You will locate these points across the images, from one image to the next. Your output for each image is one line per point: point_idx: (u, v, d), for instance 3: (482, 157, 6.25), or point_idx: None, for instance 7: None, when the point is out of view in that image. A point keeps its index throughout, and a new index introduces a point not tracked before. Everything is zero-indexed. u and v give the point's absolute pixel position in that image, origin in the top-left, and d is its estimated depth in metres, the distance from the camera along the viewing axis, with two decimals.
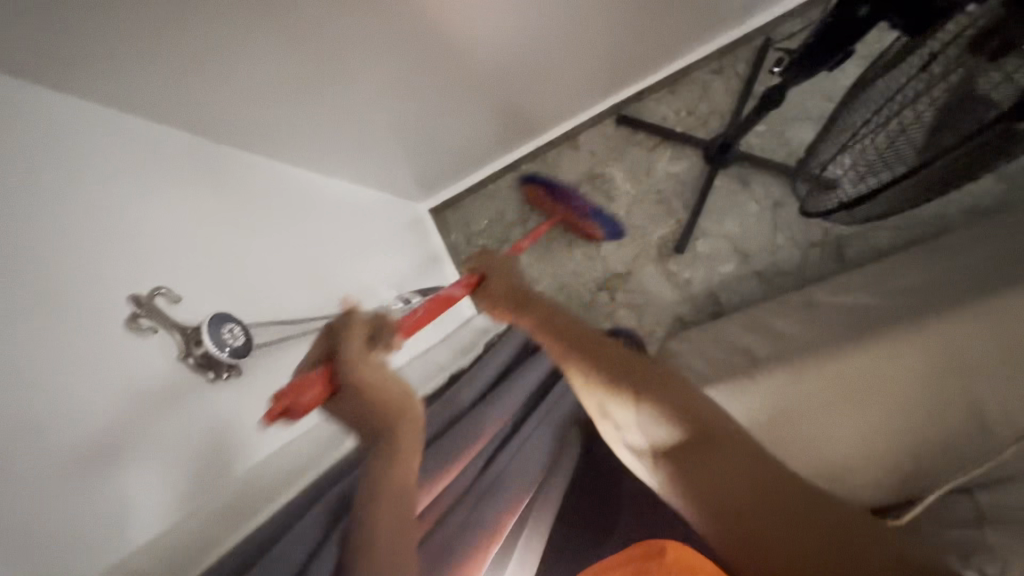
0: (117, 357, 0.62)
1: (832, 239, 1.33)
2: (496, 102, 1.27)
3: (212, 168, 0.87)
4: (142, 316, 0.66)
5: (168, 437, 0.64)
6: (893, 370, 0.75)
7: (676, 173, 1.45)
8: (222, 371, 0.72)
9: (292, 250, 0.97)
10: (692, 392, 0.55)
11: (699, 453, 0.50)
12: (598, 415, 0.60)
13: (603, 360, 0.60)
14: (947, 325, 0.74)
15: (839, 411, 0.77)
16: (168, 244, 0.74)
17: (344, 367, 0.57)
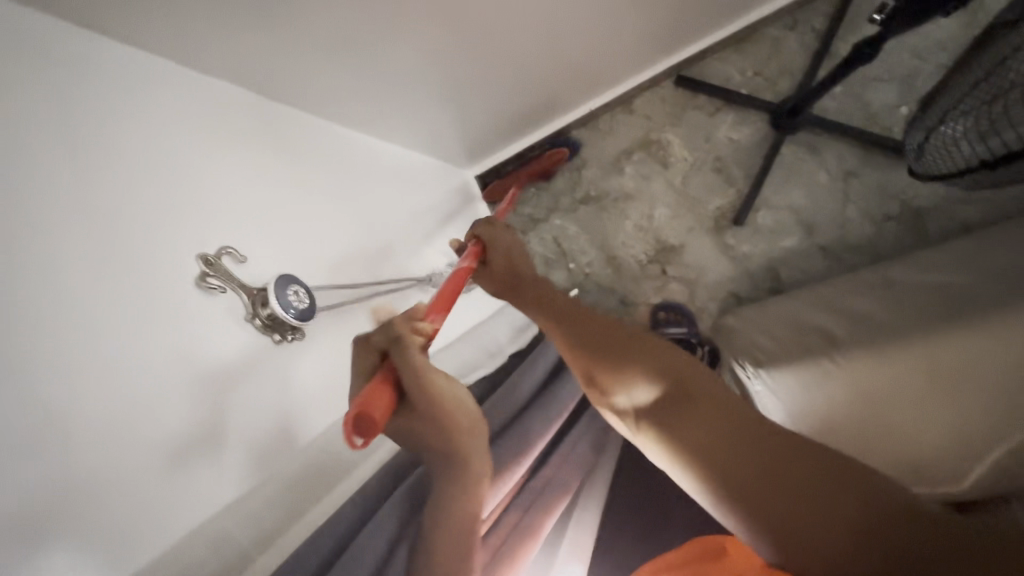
0: (193, 317, 0.63)
1: (910, 213, 1.23)
2: (551, 60, 1.20)
3: (270, 130, 0.86)
4: (211, 275, 0.66)
5: (244, 399, 0.65)
6: (1000, 355, 0.68)
7: (738, 140, 1.36)
8: (287, 334, 0.72)
9: (346, 215, 0.96)
10: (678, 358, 0.53)
11: (682, 413, 0.48)
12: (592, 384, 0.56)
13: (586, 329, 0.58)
14: None
15: (931, 400, 0.70)
16: (231, 207, 0.74)
17: (407, 380, 0.50)
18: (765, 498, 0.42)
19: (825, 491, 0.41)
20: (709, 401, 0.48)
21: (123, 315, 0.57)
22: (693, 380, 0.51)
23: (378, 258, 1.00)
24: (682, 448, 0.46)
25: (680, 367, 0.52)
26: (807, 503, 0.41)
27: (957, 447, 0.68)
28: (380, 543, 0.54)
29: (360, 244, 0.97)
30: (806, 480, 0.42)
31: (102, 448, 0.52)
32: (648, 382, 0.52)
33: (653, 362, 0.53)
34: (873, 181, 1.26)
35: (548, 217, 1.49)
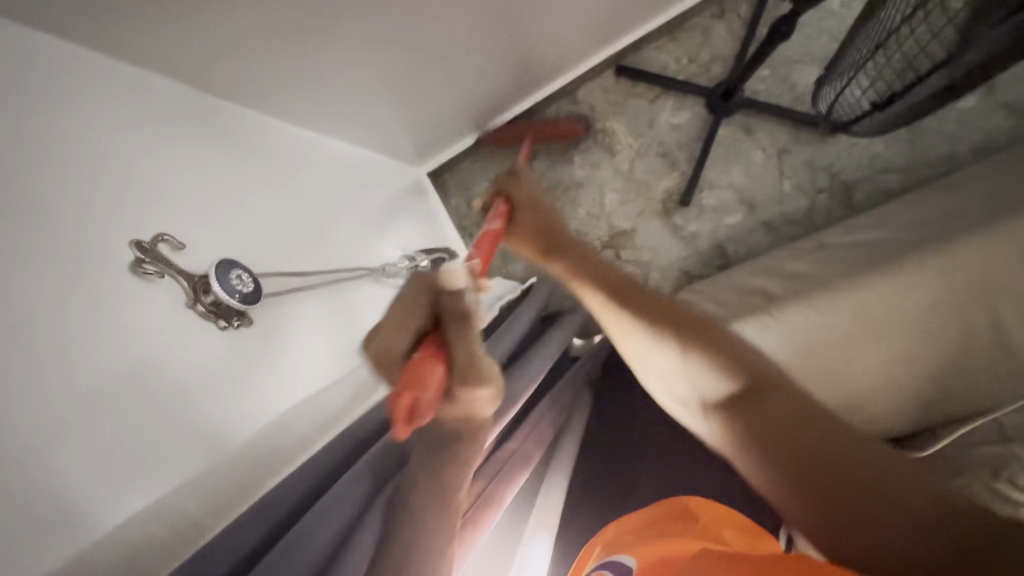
0: (128, 306, 0.62)
1: (839, 185, 1.31)
2: (492, 54, 1.22)
3: (208, 122, 0.83)
4: (148, 261, 0.64)
5: (185, 385, 0.64)
6: (916, 298, 0.73)
7: (678, 126, 1.41)
8: (233, 319, 0.70)
9: (293, 209, 0.95)
10: (738, 345, 0.55)
11: (748, 404, 0.51)
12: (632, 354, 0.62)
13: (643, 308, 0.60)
14: (971, 245, 0.72)
15: (858, 342, 0.74)
16: (166, 197, 0.72)
17: (457, 373, 0.48)
18: (821, 495, 0.44)
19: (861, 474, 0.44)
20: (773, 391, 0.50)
21: (46, 308, 0.55)
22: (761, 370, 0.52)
23: (328, 251, 0.99)
24: (742, 431, 0.50)
25: (730, 344, 0.55)
26: (844, 478, 0.44)
27: (880, 381, 0.73)
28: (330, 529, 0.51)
29: (310, 238, 0.96)
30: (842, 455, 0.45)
31: (32, 442, 0.50)
32: (711, 368, 0.54)
33: (706, 341, 0.56)
34: (805, 157, 1.34)
35: None
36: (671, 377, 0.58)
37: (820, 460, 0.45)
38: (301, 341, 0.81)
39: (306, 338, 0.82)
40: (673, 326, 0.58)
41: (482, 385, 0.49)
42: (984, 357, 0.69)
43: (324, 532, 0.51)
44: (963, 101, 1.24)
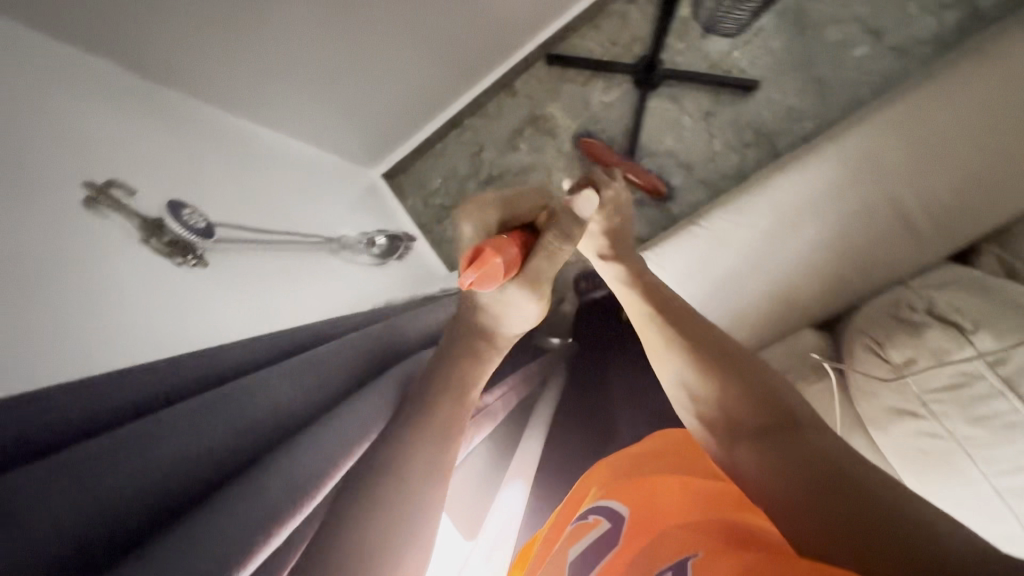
0: (84, 232, 0.60)
1: (763, 137, 1.42)
2: (427, 51, 1.31)
3: (152, 96, 0.83)
4: (101, 199, 0.63)
5: (150, 297, 0.63)
6: (816, 187, 0.80)
7: (611, 103, 1.51)
8: (191, 255, 0.68)
9: (248, 183, 0.96)
10: (773, 382, 0.57)
11: (768, 430, 0.52)
12: (656, 351, 0.65)
13: (689, 334, 0.63)
14: (853, 136, 0.80)
15: (776, 233, 0.81)
16: (115, 149, 0.71)
17: (530, 262, 0.57)
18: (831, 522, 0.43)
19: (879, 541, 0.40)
20: (800, 425, 0.52)
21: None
22: (790, 409, 0.54)
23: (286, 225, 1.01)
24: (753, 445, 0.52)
25: (755, 377, 0.58)
26: (856, 524, 0.41)
27: (801, 267, 0.79)
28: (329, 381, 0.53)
29: (266, 211, 0.96)
30: (852, 495, 0.43)
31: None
32: (733, 389, 0.57)
33: (723, 360, 0.60)
34: (729, 117, 1.45)
35: (458, 203, 1.58)
36: (697, 390, 0.60)
37: (821, 482, 0.45)
38: (265, 285, 0.81)
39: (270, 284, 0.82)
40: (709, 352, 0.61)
41: (533, 293, 0.57)
42: (884, 233, 0.77)
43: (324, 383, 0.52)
44: (858, 50, 1.37)
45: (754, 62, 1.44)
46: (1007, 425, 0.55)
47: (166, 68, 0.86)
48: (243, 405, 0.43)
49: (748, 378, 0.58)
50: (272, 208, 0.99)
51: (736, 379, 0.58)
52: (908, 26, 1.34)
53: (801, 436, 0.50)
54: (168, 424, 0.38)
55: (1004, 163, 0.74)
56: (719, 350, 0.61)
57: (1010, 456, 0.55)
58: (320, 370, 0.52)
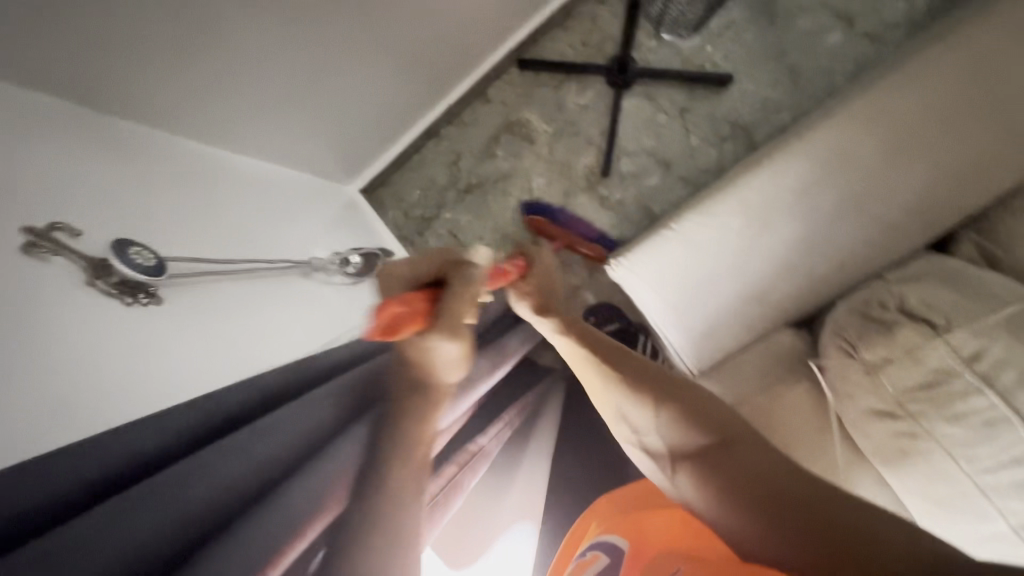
0: (21, 282, 0.58)
1: (740, 131, 1.41)
2: (394, 64, 1.29)
3: (104, 132, 0.81)
4: (42, 244, 0.61)
5: (98, 350, 0.61)
6: (788, 183, 0.78)
7: (585, 105, 1.50)
8: (141, 295, 0.68)
9: (212, 212, 0.94)
10: (707, 403, 0.61)
11: (715, 454, 0.57)
12: (597, 395, 0.66)
13: (631, 372, 0.64)
14: (824, 128, 0.78)
15: (749, 233, 0.78)
16: (59, 191, 0.69)
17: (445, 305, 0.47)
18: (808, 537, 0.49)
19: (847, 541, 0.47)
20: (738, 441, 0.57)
21: None
22: (727, 426, 0.58)
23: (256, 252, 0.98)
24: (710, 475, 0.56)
25: (693, 401, 0.61)
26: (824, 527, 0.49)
27: (774, 266, 0.78)
28: (293, 431, 0.48)
29: (231, 240, 0.94)
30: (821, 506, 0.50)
31: None
32: (680, 422, 0.60)
33: (669, 394, 0.62)
34: (705, 112, 1.43)
35: (439, 213, 1.56)
36: (649, 431, 0.62)
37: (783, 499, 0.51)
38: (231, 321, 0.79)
39: (236, 320, 0.79)
40: (650, 387, 0.62)
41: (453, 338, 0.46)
42: (857, 228, 0.76)
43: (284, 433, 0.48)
44: (831, 37, 1.36)
45: (726, 55, 1.42)
46: (983, 420, 0.54)
47: (122, 96, 0.84)
48: (219, 463, 0.43)
49: (688, 407, 0.60)
50: (239, 236, 0.97)
51: (679, 412, 0.60)
52: (879, 11, 1.32)
53: (740, 454, 0.56)
54: (131, 507, 0.39)
55: (971, 150, 0.74)
56: (659, 382, 0.63)
57: (989, 453, 0.54)
58: (286, 417, 0.49)
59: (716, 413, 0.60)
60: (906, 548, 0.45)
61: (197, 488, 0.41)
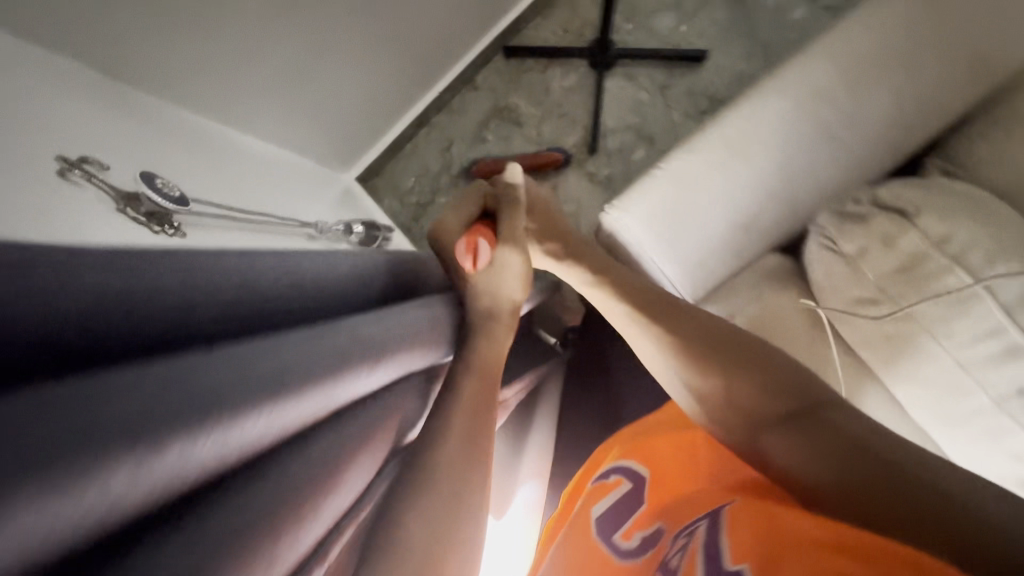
0: (55, 199, 0.52)
1: (717, 103, 1.48)
2: (388, 49, 1.35)
3: (118, 93, 0.82)
4: (75, 170, 0.56)
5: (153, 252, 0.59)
6: (766, 118, 0.83)
7: (570, 87, 1.57)
8: (167, 227, 0.62)
9: (223, 176, 0.94)
10: (780, 363, 0.59)
11: (793, 420, 0.54)
12: (646, 353, 0.67)
13: (687, 330, 0.64)
14: (795, 65, 0.84)
15: (735, 167, 0.83)
16: (81, 128, 0.64)
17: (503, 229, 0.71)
18: (864, 497, 0.46)
19: (902, 502, 0.44)
20: (822, 407, 0.54)
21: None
22: (808, 390, 0.56)
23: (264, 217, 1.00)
24: (783, 438, 0.54)
25: (764, 362, 0.60)
26: (881, 487, 0.45)
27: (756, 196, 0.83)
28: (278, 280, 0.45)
29: (242, 201, 0.94)
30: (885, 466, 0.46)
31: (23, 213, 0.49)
32: (751, 383, 0.58)
33: (731, 352, 0.61)
34: (684, 88, 1.51)
35: (433, 198, 1.61)
36: (710, 387, 0.61)
37: (854, 458, 0.48)
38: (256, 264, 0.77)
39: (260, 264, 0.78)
40: (710, 346, 0.62)
41: (516, 253, 0.70)
42: (828, 156, 0.82)
43: (260, 280, 0.44)
44: (796, 13, 1.45)
45: (700, 33, 1.51)
46: (954, 297, 0.59)
47: (139, 70, 0.86)
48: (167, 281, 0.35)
49: (759, 368, 0.59)
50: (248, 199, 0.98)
51: (749, 373, 0.59)
52: None
53: (825, 421, 0.53)
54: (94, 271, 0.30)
55: (928, 78, 0.80)
56: (722, 341, 0.63)
57: (964, 328, 0.59)
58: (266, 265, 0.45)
59: (796, 377, 0.58)
60: (947, 506, 0.42)
61: (148, 277, 0.34)
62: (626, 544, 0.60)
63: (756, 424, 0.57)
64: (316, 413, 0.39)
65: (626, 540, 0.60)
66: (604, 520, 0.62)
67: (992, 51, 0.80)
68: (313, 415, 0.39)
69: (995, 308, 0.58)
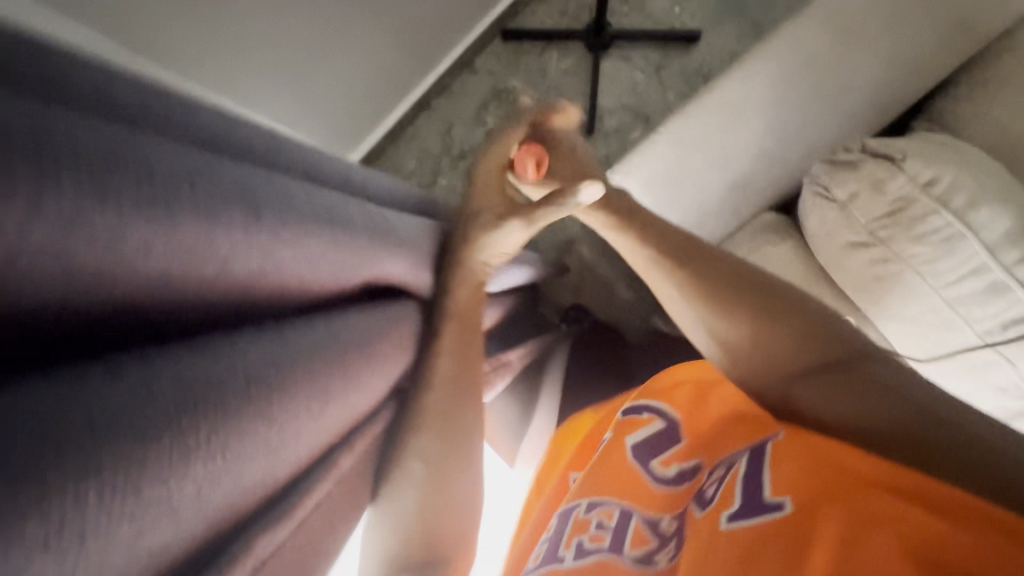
0: None
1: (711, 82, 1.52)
2: (392, 31, 1.37)
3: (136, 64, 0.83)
4: None
5: None
6: (760, 80, 0.86)
7: (568, 68, 1.60)
8: None
9: None
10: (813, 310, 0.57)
11: (836, 372, 0.54)
12: (676, 305, 0.62)
13: (720, 280, 0.59)
14: (787, 30, 0.87)
15: (730, 129, 0.86)
16: None
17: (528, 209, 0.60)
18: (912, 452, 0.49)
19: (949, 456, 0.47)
20: (864, 359, 0.54)
21: None
22: (846, 341, 0.55)
23: None
24: (829, 395, 0.54)
25: (798, 311, 0.57)
26: (928, 446, 0.48)
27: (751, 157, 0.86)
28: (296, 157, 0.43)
29: None
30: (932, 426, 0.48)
31: None
32: (792, 337, 0.56)
33: (766, 302, 0.58)
34: (678, 67, 1.55)
35: (435, 180, 1.64)
36: (744, 341, 0.58)
37: (902, 417, 0.49)
38: None
39: None
40: (746, 298, 0.58)
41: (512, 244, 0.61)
42: (816, 117, 0.87)
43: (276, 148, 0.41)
44: None
45: (693, 14, 1.54)
46: (940, 238, 0.63)
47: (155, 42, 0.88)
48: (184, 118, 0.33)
49: (797, 320, 0.56)
50: None
51: (788, 327, 0.56)
52: None
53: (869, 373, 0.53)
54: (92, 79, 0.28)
55: (913, 41, 0.84)
56: (753, 289, 0.58)
57: (950, 266, 0.63)
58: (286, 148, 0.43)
59: (830, 324, 0.56)
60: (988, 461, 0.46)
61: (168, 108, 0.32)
62: (664, 472, 0.60)
63: (789, 375, 0.56)
64: (331, 274, 0.36)
65: (662, 470, 0.60)
66: (637, 452, 0.61)
67: (972, 15, 0.84)
68: (330, 274, 0.36)
69: (978, 247, 0.62)
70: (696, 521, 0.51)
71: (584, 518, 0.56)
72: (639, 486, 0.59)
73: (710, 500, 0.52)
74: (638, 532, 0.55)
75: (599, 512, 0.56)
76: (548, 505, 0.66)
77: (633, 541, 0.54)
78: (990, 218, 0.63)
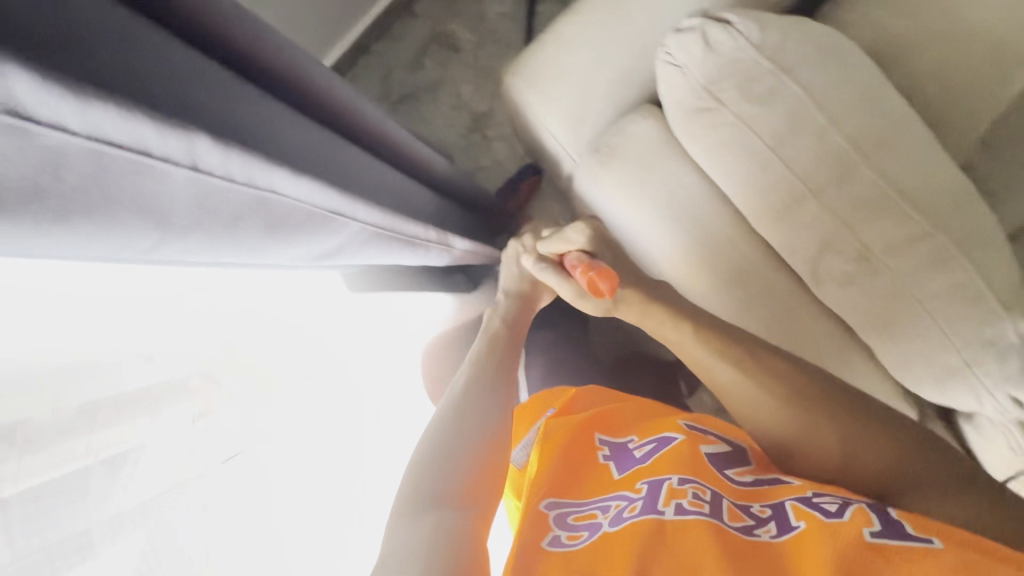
0: None
1: None
2: None
3: None
4: None
5: None
6: None
7: (505, 13, 1.63)
8: None
9: None
10: (891, 423, 0.61)
11: (936, 478, 0.58)
12: (760, 409, 0.65)
13: (806, 390, 0.63)
14: None
15: (614, 27, 0.86)
16: None
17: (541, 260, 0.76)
18: None
19: None
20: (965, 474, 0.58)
21: None
22: (934, 450, 0.60)
23: None
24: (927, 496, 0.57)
25: (885, 422, 0.61)
26: None
27: (636, 51, 0.87)
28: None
29: None
30: None
31: None
32: (885, 443, 0.60)
33: (855, 417, 0.61)
34: None
35: None
36: (832, 445, 0.61)
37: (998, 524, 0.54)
38: None
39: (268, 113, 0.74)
40: (839, 411, 0.62)
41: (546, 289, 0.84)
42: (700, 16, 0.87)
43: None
44: None
45: None
46: (778, 97, 0.65)
47: None
48: None
49: (885, 431, 0.60)
50: None
51: (877, 435, 0.60)
52: None
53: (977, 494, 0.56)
54: None
55: None
56: (839, 402, 0.63)
57: (796, 133, 0.65)
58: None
59: (911, 431, 0.61)
60: None
61: None
62: (738, 479, 0.62)
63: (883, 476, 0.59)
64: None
65: (737, 476, 0.63)
66: (712, 459, 0.63)
67: None
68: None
69: (819, 117, 0.65)
70: (812, 522, 0.52)
71: (677, 487, 0.57)
72: (722, 483, 0.60)
73: (834, 511, 0.53)
74: (730, 510, 0.56)
75: (692, 485, 0.58)
76: (592, 482, 0.64)
77: (730, 515, 0.55)
78: (826, 83, 0.66)
